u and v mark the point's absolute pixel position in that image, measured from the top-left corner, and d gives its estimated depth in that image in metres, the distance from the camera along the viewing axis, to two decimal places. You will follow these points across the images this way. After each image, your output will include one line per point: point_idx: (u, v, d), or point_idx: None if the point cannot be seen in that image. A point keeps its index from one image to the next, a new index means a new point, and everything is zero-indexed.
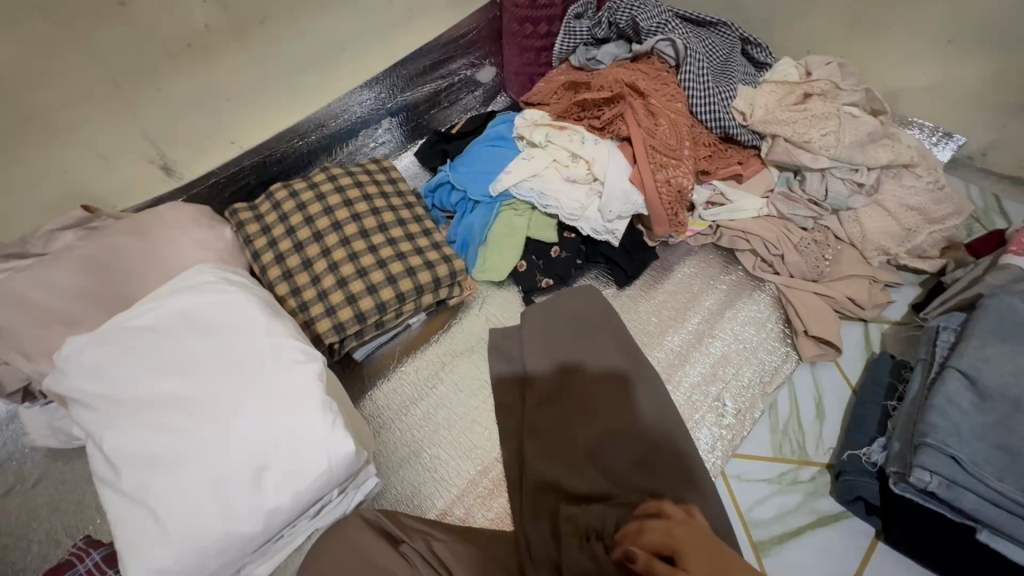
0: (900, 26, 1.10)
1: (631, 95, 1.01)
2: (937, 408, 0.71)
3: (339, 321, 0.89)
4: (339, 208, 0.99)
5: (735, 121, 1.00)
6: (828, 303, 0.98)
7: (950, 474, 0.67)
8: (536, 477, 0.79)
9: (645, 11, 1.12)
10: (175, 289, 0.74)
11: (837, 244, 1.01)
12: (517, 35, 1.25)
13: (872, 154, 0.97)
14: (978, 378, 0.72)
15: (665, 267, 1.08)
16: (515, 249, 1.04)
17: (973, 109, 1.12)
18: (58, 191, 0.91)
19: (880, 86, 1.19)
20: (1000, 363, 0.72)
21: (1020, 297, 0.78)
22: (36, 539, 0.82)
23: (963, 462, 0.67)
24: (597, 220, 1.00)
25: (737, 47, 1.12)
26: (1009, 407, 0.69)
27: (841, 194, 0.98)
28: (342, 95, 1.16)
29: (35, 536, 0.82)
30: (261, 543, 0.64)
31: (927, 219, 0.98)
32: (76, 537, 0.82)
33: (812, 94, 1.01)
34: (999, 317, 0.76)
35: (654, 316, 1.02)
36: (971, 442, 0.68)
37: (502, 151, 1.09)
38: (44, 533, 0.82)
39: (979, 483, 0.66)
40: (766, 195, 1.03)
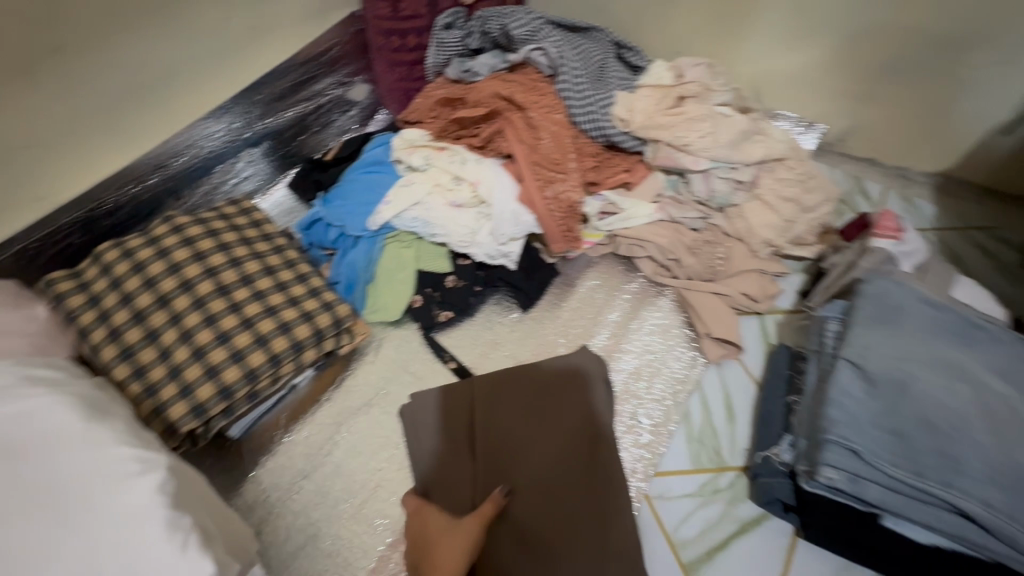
0: (756, 25, 1.15)
1: (509, 110, 0.96)
2: (834, 401, 0.72)
3: (198, 402, 0.76)
4: (188, 264, 0.84)
5: (617, 129, 0.99)
6: (725, 301, 0.99)
7: (852, 467, 0.68)
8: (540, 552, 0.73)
9: (516, 18, 1.07)
10: None
11: (726, 241, 1.02)
12: (384, 49, 1.14)
13: (746, 152, 0.99)
14: (866, 365, 0.73)
15: (568, 282, 1.04)
16: (408, 284, 0.96)
17: (828, 99, 1.19)
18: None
19: (747, 82, 1.24)
20: (882, 348, 0.75)
21: (890, 280, 0.81)
22: None
23: (862, 454, 0.68)
24: (490, 243, 0.93)
25: (611, 51, 1.11)
26: (895, 390, 0.71)
27: (724, 192, 0.99)
28: (185, 128, 1.00)
29: None
30: None
31: (803, 209, 1.02)
32: None
33: (686, 96, 1.01)
34: (875, 302, 0.79)
35: (561, 338, 0.99)
36: (868, 432, 0.69)
37: (380, 178, 0.99)
38: None
39: (878, 472, 0.67)
40: (656, 199, 1.02)
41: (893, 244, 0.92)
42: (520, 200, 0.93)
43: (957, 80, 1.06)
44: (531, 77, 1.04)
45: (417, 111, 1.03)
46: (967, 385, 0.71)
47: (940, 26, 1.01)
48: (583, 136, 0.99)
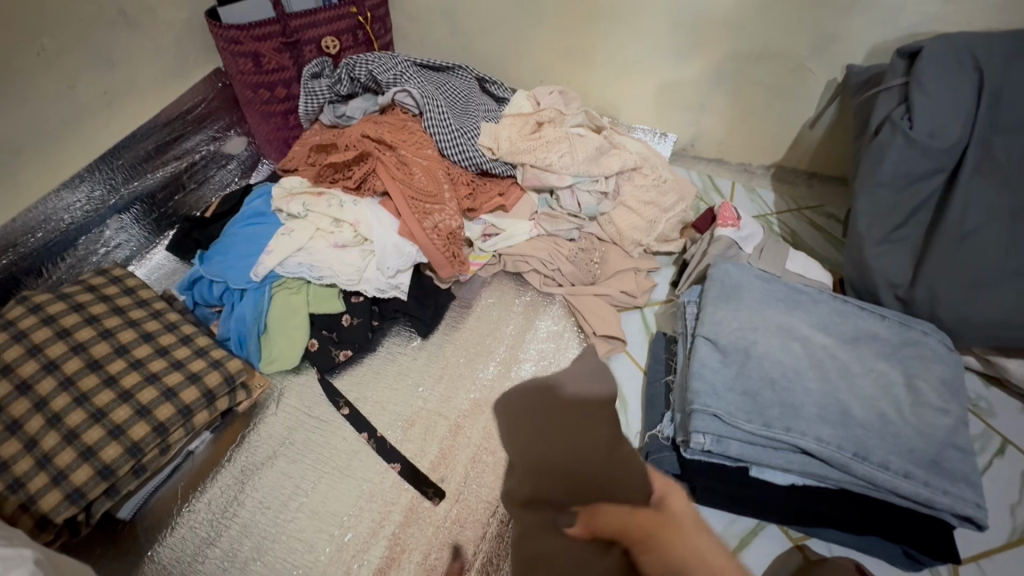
0: (601, 55, 1.30)
1: (379, 150, 1.01)
2: (695, 374, 0.82)
3: (73, 488, 0.71)
4: (51, 343, 0.80)
5: (485, 157, 1.06)
6: (606, 300, 1.08)
7: (715, 429, 0.77)
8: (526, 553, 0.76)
9: (381, 64, 1.12)
10: None
11: (602, 245, 1.13)
12: (254, 102, 1.17)
13: (604, 165, 1.10)
14: (717, 339, 0.85)
15: (465, 304, 1.09)
16: (301, 330, 0.96)
17: (673, 112, 1.36)
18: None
19: (605, 104, 1.40)
20: (728, 322, 0.86)
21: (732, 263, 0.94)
22: None
23: (721, 416, 0.77)
24: (379, 278, 0.96)
25: (476, 86, 1.20)
26: (741, 356, 0.83)
27: (591, 203, 1.09)
28: (40, 200, 0.95)
29: None
30: None
31: (662, 209, 1.15)
32: None
33: (543, 122, 1.10)
34: (721, 284, 0.91)
35: (463, 357, 1.03)
36: (724, 395, 0.80)
37: (261, 228, 0.99)
38: None
39: (737, 429, 0.77)
40: (532, 217, 1.10)
41: (734, 232, 1.05)
42: (402, 235, 0.97)
43: (768, 88, 1.24)
44: (400, 116, 1.08)
45: (291, 161, 1.04)
46: (795, 342, 0.84)
47: (742, 46, 1.19)
48: (454, 165, 1.05)
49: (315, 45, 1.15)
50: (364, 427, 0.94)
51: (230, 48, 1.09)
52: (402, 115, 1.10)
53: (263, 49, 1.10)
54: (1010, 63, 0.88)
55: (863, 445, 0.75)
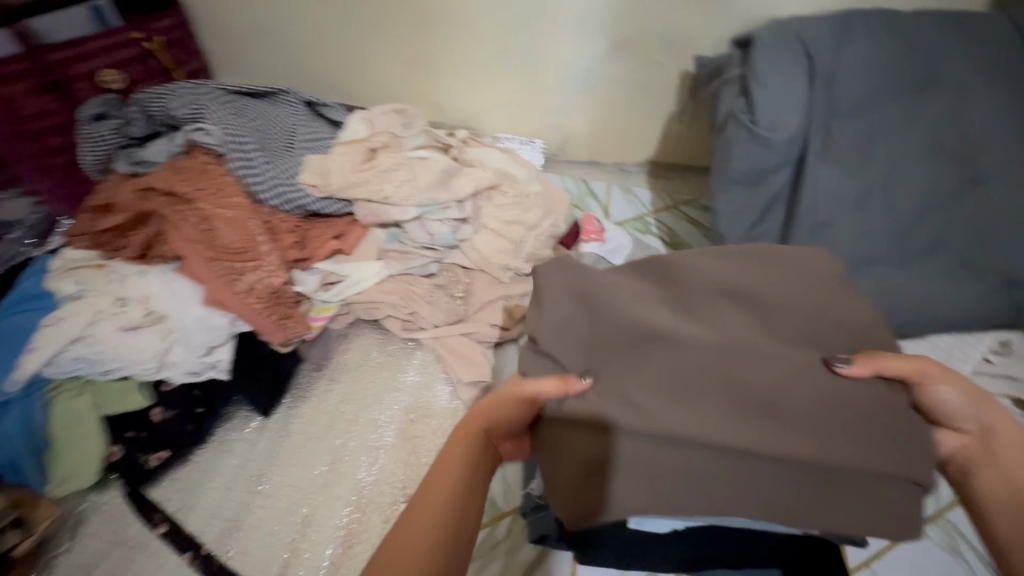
0: (447, 64, 1.19)
1: (171, 206, 0.84)
2: None
3: None
4: None
5: (310, 196, 0.92)
6: (474, 339, 0.97)
7: None
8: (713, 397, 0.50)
9: (176, 97, 0.94)
10: None
11: (466, 276, 1.02)
12: (23, 156, 0.97)
13: (453, 189, 0.99)
14: None
15: (318, 364, 0.95)
16: (93, 438, 0.78)
17: (534, 117, 1.28)
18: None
19: (465, 116, 1.28)
20: None
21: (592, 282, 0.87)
22: None
23: None
24: (187, 359, 0.80)
25: (303, 111, 1.05)
26: None
27: (445, 233, 0.98)
28: None
29: None
30: None
31: (527, 227, 1.04)
32: None
33: (378, 149, 0.98)
34: None
35: (313, 430, 0.88)
36: None
37: (26, 319, 0.80)
38: None
39: None
40: (380, 255, 0.97)
41: (599, 245, 0.98)
42: (209, 307, 0.82)
43: (625, 83, 1.18)
44: (204, 159, 0.91)
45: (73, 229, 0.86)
46: None
47: (585, 43, 1.12)
48: (273, 210, 0.90)
49: (90, 81, 0.97)
50: (189, 544, 0.77)
51: None
52: (205, 157, 0.91)
53: (14, 92, 0.91)
54: (839, 41, 0.85)
55: None
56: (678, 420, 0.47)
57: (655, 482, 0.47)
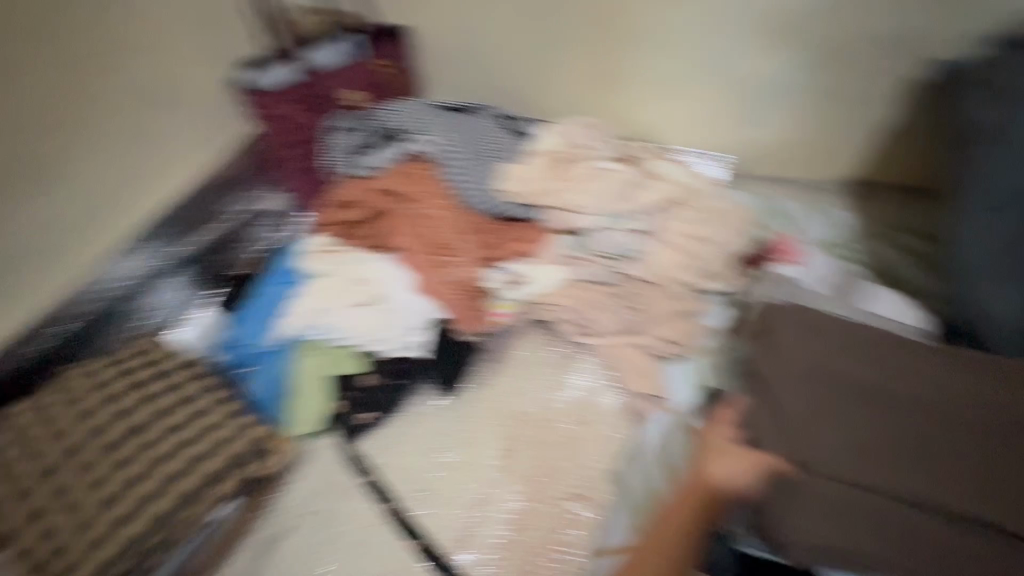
0: (634, 79, 1.20)
1: (396, 207, 0.99)
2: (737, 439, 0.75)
3: (102, 557, 0.76)
4: (101, 413, 0.88)
5: (505, 202, 1.01)
6: (644, 351, 0.98)
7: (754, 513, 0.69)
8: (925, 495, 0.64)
9: (402, 111, 1.09)
10: None
11: (643, 286, 1.00)
12: (285, 161, 1.19)
13: (637, 200, 1.00)
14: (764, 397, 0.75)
15: (495, 356, 1.01)
16: (324, 390, 0.95)
17: (720, 129, 1.23)
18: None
19: (644, 128, 1.28)
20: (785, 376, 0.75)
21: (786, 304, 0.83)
22: None
23: (766, 502, 0.68)
24: (398, 335, 0.94)
25: (501, 124, 1.14)
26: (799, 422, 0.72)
27: (625, 243, 1.00)
28: (101, 275, 1.05)
29: None
30: None
31: (714, 245, 1.01)
32: None
33: (568, 159, 1.03)
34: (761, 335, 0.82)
35: (489, 416, 0.96)
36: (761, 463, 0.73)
37: (288, 289, 1.00)
38: None
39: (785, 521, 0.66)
40: (564, 260, 1.01)
41: (794, 267, 0.94)
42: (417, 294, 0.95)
43: (828, 94, 1.11)
44: (420, 165, 1.05)
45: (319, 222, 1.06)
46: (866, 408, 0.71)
47: (786, 52, 1.08)
48: (470, 210, 1.01)
49: (338, 100, 1.18)
50: (385, 496, 0.90)
51: (264, 114, 1.16)
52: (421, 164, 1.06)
53: (292, 112, 1.16)
54: None
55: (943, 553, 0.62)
56: (840, 468, 0.67)
57: (828, 531, 0.64)
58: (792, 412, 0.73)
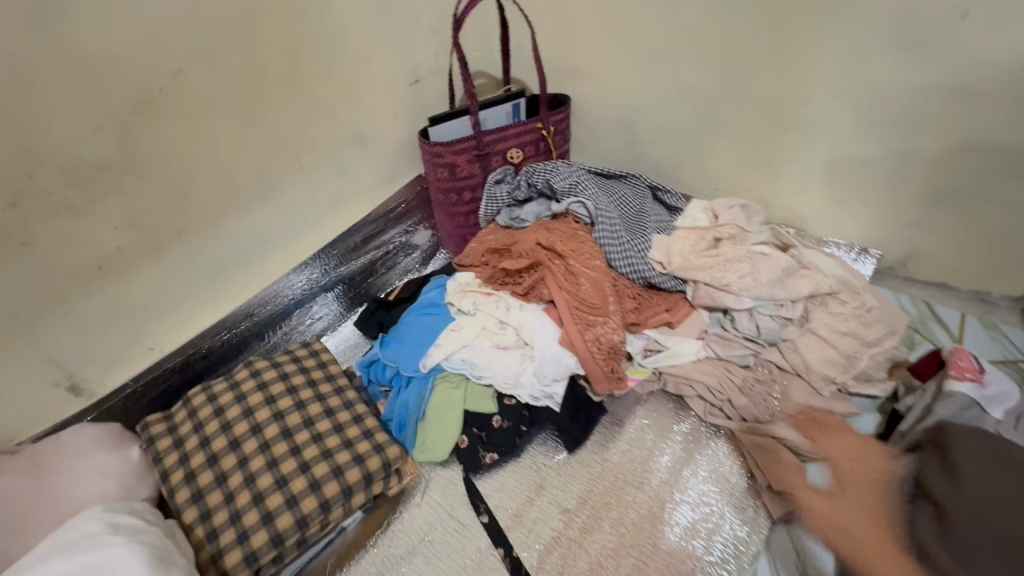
0: (791, 166, 1.20)
1: (550, 259, 1.03)
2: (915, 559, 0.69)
3: (251, 549, 0.79)
4: (260, 407, 0.93)
5: (656, 270, 1.02)
6: (787, 446, 0.92)
7: None
8: None
9: (559, 172, 1.17)
10: (51, 552, 0.67)
11: (784, 377, 0.98)
12: (443, 204, 1.29)
13: (792, 288, 0.98)
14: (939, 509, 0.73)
15: (617, 421, 1.01)
16: (455, 424, 0.99)
17: (878, 225, 1.18)
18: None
19: (790, 214, 1.26)
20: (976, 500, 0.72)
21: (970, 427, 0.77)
22: None
23: None
24: (534, 384, 0.97)
25: (648, 195, 1.20)
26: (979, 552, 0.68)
27: (773, 328, 0.98)
28: (276, 280, 1.14)
29: None
30: None
31: (865, 343, 0.98)
32: None
33: (722, 239, 1.04)
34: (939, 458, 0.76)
35: (610, 481, 0.95)
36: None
37: (433, 320, 1.06)
38: None
39: None
40: (701, 336, 1.02)
41: (975, 388, 0.83)
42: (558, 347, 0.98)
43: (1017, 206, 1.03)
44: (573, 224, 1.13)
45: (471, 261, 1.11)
46: None
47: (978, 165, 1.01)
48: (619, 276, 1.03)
49: (501, 156, 1.26)
50: (501, 542, 0.91)
51: (432, 160, 1.23)
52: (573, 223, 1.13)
53: (459, 161, 1.22)
54: None
55: None
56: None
57: None
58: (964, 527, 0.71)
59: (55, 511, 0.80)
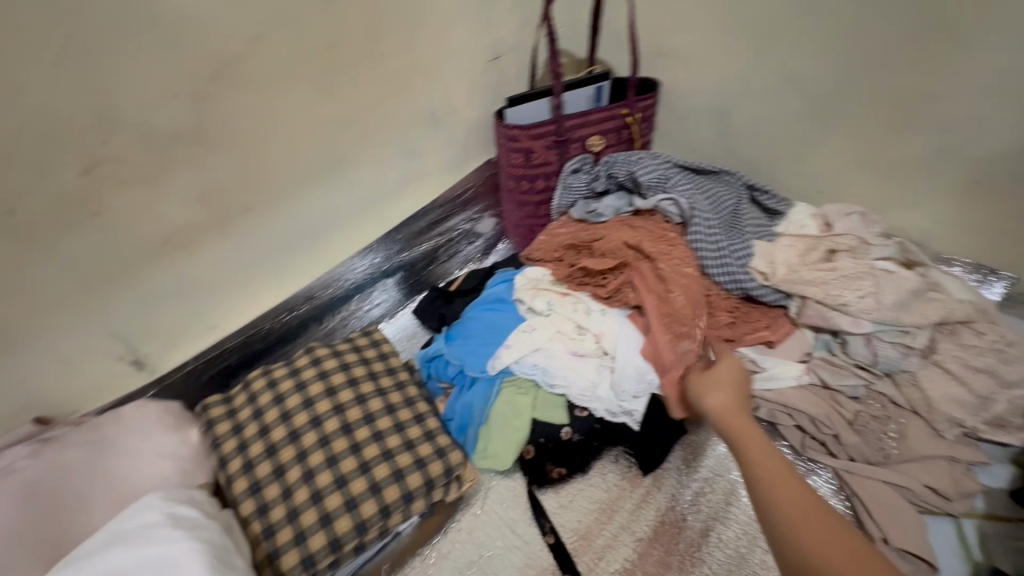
0: (916, 170, 1.04)
1: (638, 260, 0.94)
2: None
3: (308, 551, 0.75)
4: (320, 398, 0.88)
5: (756, 282, 0.91)
6: (902, 495, 0.81)
7: None
8: None
9: (644, 165, 1.07)
10: (110, 541, 0.64)
11: (900, 414, 0.86)
12: (513, 191, 1.21)
13: (918, 312, 0.85)
14: None
15: (699, 445, 0.93)
16: (521, 433, 0.91)
17: (1019, 246, 1.01)
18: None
19: (906, 224, 1.11)
20: None
21: None
22: None
23: None
24: (611, 399, 0.89)
25: (745, 195, 1.08)
26: None
27: (893, 358, 0.85)
28: (339, 263, 1.09)
29: None
30: None
31: (1003, 383, 0.83)
32: None
33: (837, 250, 0.90)
34: None
35: (692, 512, 0.87)
36: None
37: (502, 318, 0.99)
38: None
39: None
40: (804, 359, 0.90)
41: None
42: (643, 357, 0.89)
43: None
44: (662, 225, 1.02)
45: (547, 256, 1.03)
46: None
47: None
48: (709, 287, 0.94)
49: (581, 143, 1.15)
50: (567, 568, 0.84)
51: (507, 144, 1.14)
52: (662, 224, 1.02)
53: (536, 147, 1.13)
54: None
55: None
56: None
57: None
58: None
59: (115, 489, 0.78)
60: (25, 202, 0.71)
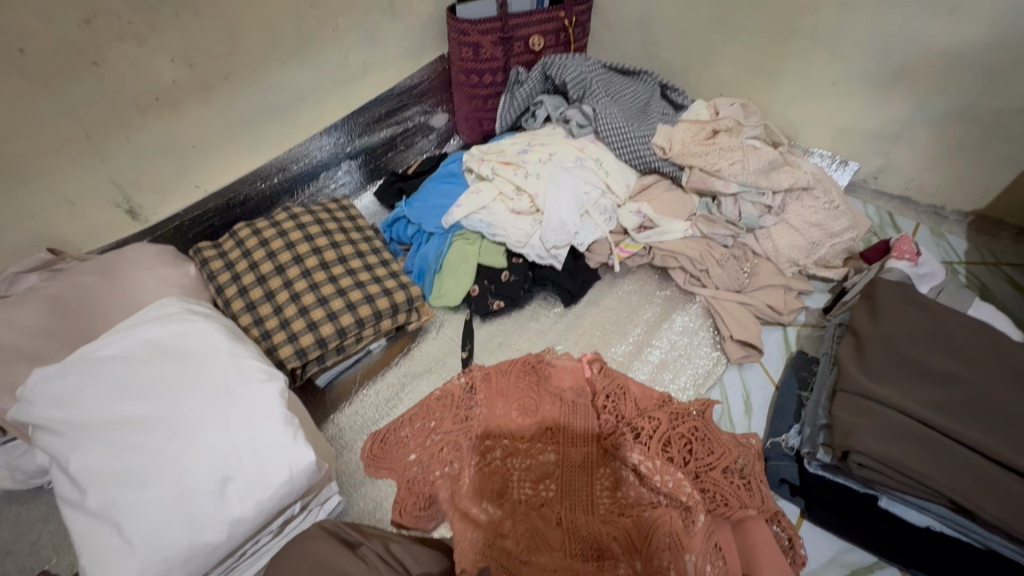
0: (792, 75, 1.28)
1: (479, 415, 0.86)
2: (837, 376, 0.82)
3: (300, 346, 0.95)
4: (300, 243, 1.05)
5: (657, 156, 1.17)
6: (749, 310, 1.09)
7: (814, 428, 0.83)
8: (925, 401, 0.75)
9: (570, 69, 1.23)
10: (140, 321, 0.76)
11: (755, 258, 1.14)
12: (464, 84, 1.36)
13: (775, 179, 1.10)
14: (862, 333, 0.84)
15: (610, 284, 1.19)
16: (469, 275, 1.12)
17: (861, 140, 1.29)
18: (5, 247, 0.91)
19: (784, 122, 1.36)
20: (897, 321, 0.82)
21: (887, 282, 0.87)
22: (20, 550, 0.85)
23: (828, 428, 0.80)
24: (540, 246, 1.11)
25: (657, 91, 1.30)
26: (880, 352, 0.81)
27: (752, 214, 1.12)
28: (304, 140, 1.22)
29: (19, 548, 0.85)
30: (236, 548, 0.67)
31: (828, 233, 1.11)
32: (62, 555, 0.85)
33: (719, 131, 1.17)
34: (875, 298, 0.86)
35: (598, 330, 1.12)
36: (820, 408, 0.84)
37: (455, 187, 1.19)
38: (27, 544, 0.86)
39: (855, 448, 0.73)
40: (690, 218, 1.17)
41: (910, 266, 0.99)
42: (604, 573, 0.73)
43: (982, 125, 1.12)
44: (511, 381, 0.90)
45: (386, 454, 0.85)
46: (947, 352, 0.78)
47: (959, 81, 1.10)
48: (562, 358, 0.94)
49: (524, 42, 1.30)
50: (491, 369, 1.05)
51: (458, 38, 1.27)
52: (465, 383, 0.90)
53: (484, 42, 1.27)
54: None
55: (951, 466, 0.70)
56: (894, 395, 0.76)
57: (856, 418, 0.75)
58: (888, 328, 0.82)
59: (121, 303, 0.91)
60: (31, 44, 0.80)
